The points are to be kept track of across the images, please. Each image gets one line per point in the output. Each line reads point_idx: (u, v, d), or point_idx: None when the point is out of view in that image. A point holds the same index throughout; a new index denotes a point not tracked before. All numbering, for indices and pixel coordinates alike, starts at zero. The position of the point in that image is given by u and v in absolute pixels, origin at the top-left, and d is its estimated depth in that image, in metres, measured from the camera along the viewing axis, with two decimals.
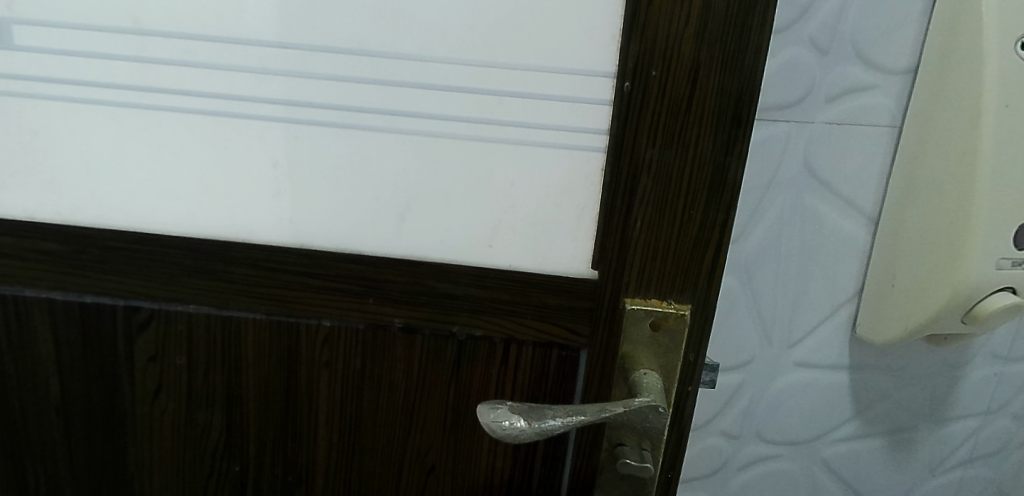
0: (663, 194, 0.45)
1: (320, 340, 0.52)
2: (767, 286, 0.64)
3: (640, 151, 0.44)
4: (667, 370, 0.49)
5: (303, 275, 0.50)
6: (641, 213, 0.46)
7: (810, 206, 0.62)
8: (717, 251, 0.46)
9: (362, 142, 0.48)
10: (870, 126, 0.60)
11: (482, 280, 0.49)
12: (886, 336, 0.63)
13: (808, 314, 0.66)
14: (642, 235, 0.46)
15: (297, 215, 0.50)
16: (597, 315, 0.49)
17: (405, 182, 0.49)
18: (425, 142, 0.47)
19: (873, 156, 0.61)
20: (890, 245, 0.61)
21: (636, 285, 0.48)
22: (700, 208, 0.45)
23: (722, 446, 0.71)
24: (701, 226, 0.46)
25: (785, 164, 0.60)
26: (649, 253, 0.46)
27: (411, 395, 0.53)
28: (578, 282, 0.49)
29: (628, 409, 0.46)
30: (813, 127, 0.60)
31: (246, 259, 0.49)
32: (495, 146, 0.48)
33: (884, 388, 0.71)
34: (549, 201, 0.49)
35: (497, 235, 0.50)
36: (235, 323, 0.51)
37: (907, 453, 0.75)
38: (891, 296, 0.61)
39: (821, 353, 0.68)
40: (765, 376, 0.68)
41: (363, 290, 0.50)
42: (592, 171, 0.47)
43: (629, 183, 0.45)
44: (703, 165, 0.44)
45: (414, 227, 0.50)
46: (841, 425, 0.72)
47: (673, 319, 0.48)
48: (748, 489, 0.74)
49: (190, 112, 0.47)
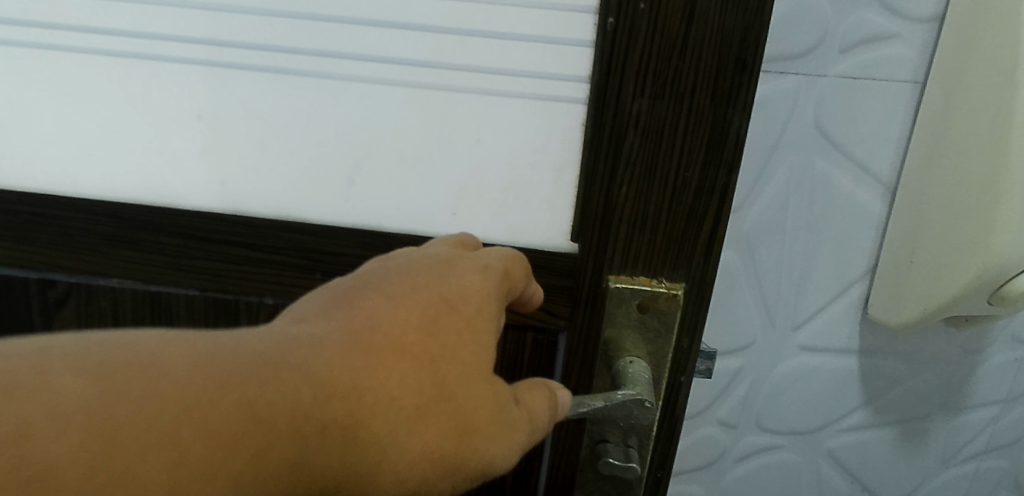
0: (654, 153, 0.38)
1: (261, 321, 0.44)
2: (770, 262, 0.58)
3: (626, 102, 0.38)
4: (656, 359, 0.44)
5: (241, 246, 0.43)
6: (627, 176, 0.39)
7: (822, 172, 0.55)
8: (716, 222, 0.40)
9: (304, 92, 0.41)
10: (888, 82, 0.53)
11: None
12: (901, 318, 0.57)
13: (817, 294, 0.59)
14: (628, 202, 0.40)
15: (231, 177, 0.43)
16: (578, 295, 0.43)
17: (353, 138, 0.42)
18: (376, 92, 0.41)
19: (891, 116, 0.54)
20: (910, 217, 0.55)
21: (622, 261, 0.41)
22: (697, 170, 0.38)
23: (718, 437, 0.64)
24: (697, 191, 0.39)
25: (793, 124, 0.54)
26: (637, 223, 0.40)
27: None
28: (556, 256, 0.42)
29: (610, 404, 0.41)
30: (826, 81, 0.53)
31: (172, 227, 0.43)
32: (456, 97, 0.41)
33: (897, 375, 0.65)
34: (521, 161, 0.42)
35: (462, 203, 0.43)
36: (165, 301, 0.45)
37: (920, 444, 0.70)
38: (909, 274, 0.55)
39: (828, 336, 0.61)
40: (767, 362, 0.62)
41: (309, 264, 0.43)
42: (571, 127, 0.41)
43: (614, 140, 0.39)
44: (700, 120, 0.37)
45: (365, 191, 0.43)
46: (849, 414, 0.66)
47: (663, 300, 0.42)
48: (746, 484, 0.67)
49: (102, 53, 0.41)
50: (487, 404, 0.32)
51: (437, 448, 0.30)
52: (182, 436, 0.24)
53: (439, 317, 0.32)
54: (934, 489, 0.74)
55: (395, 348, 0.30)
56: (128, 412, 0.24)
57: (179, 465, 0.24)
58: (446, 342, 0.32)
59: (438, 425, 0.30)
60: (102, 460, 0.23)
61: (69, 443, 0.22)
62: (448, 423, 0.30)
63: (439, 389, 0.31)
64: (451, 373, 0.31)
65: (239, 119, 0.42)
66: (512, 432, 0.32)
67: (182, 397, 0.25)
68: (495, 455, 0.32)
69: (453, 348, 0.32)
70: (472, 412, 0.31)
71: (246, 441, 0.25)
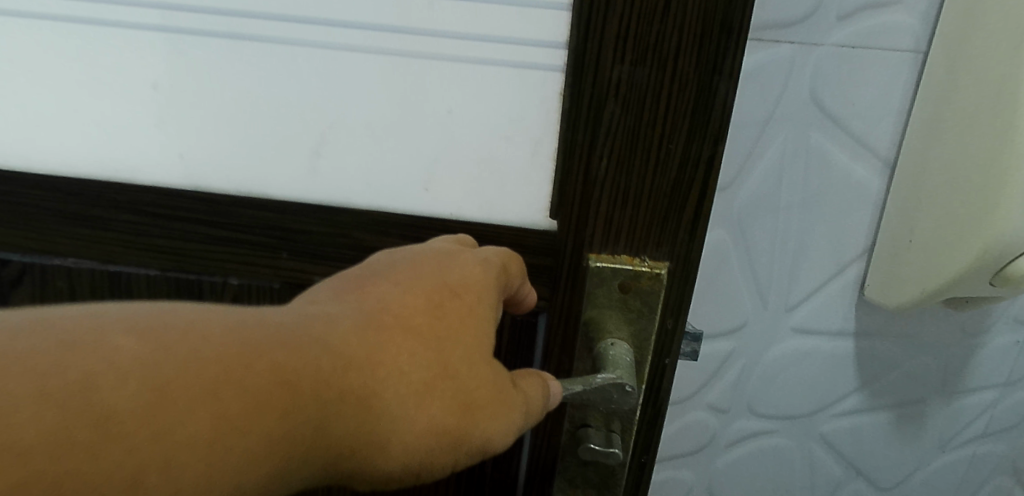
0: (636, 122, 0.36)
1: (227, 301, 0.43)
2: (763, 241, 0.55)
3: (605, 68, 0.35)
4: (640, 342, 0.41)
5: (202, 224, 0.41)
6: (607, 148, 0.37)
7: (818, 147, 0.53)
8: (702, 196, 0.37)
9: (264, 59, 0.39)
10: (888, 51, 0.51)
11: (416, 230, 0.40)
12: (899, 299, 0.54)
13: (811, 275, 0.57)
14: (609, 176, 0.37)
15: (190, 151, 0.41)
16: (558, 275, 0.40)
17: (317, 108, 0.40)
18: (341, 59, 0.38)
19: (891, 87, 0.52)
20: (910, 194, 0.53)
21: (603, 238, 0.39)
22: (681, 141, 0.36)
23: (708, 422, 0.62)
24: (681, 164, 0.37)
25: (788, 95, 0.51)
26: (618, 198, 0.38)
27: None
28: (535, 234, 0.40)
29: (588, 388, 0.39)
30: (823, 50, 0.50)
31: (130, 203, 0.41)
32: (426, 64, 0.38)
33: (894, 357, 0.63)
34: (496, 133, 0.39)
35: (435, 179, 0.41)
36: (124, 281, 0.43)
37: (916, 428, 0.68)
38: (908, 254, 0.53)
39: (823, 318, 0.59)
40: (760, 344, 0.60)
41: (275, 242, 0.41)
42: (548, 97, 0.38)
43: (593, 109, 0.36)
44: (685, 86, 0.35)
45: (331, 165, 0.41)
46: (845, 398, 0.64)
47: (646, 280, 0.39)
48: (737, 470, 0.65)
49: (50, 19, 0.39)
50: (487, 385, 0.33)
51: (440, 423, 0.32)
52: (219, 396, 0.26)
53: (446, 301, 0.34)
54: (930, 474, 0.72)
55: (405, 328, 0.32)
56: (171, 366, 0.26)
57: (216, 421, 0.26)
58: (452, 324, 0.33)
59: (442, 401, 0.32)
60: (151, 409, 0.25)
61: (123, 394, 0.24)
62: (452, 399, 0.32)
63: (445, 367, 0.32)
64: (456, 352, 0.33)
65: (197, 88, 0.40)
66: (510, 413, 0.34)
67: (219, 360, 0.27)
68: (494, 433, 0.33)
69: (459, 329, 0.33)
70: (474, 390, 0.33)
71: (276, 403, 0.27)
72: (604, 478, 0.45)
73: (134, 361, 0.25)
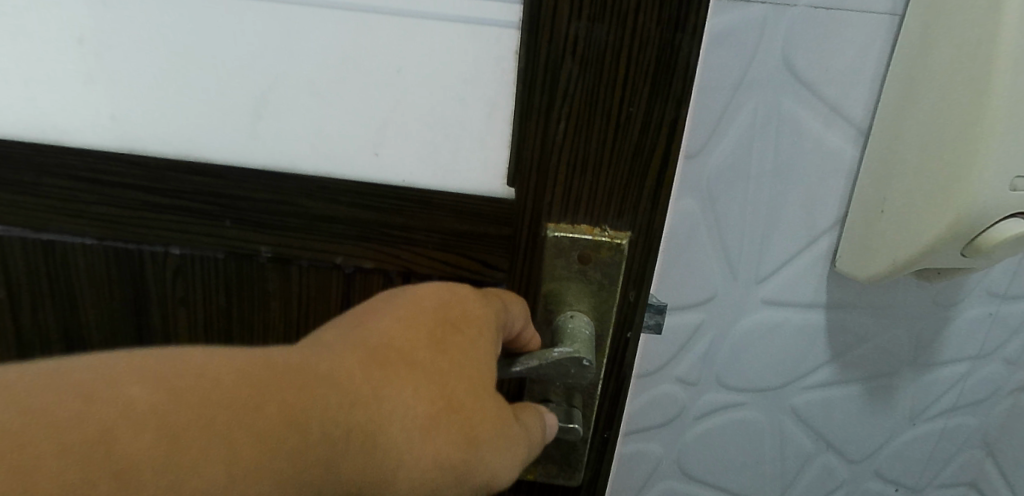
0: (594, 83, 0.34)
1: (169, 273, 0.41)
2: (732, 211, 0.54)
3: (560, 23, 0.33)
4: (601, 314, 0.40)
5: (139, 190, 0.39)
6: (564, 111, 0.35)
7: (789, 114, 0.51)
8: (665, 162, 0.35)
9: (197, 13, 0.37)
10: (863, 14, 0.49)
11: (367, 197, 0.39)
12: (870, 271, 0.53)
13: (782, 245, 0.56)
14: (566, 139, 0.35)
15: (123, 111, 0.39)
16: (516, 245, 0.39)
17: (257, 67, 0.38)
18: (281, 14, 0.36)
19: (866, 52, 0.50)
20: (881, 165, 0.51)
21: (561, 207, 0.37)
22: (642, 104, 0.34)
23: (677, 394, 0.61)
24: (641, 128, 0.35)
25: (759, 60, 0.49)
26: (576, 164, 0.36)
27: (291, 339, 0.43)
28: (491, 203, 0.38)
29: (544, 363, 0.37)
30: (796, 12, 0.48)
31: (59, 168, 0.39)
32: (373, 20, 0.36)
33: (865, 330, 0.62)
34: (448, 94, 0.37)
35: (385, 142, 0.39)
36: (60, 250, 0.41)
37: (887, 400, 0.68)
38: (879, 225, 0.52)
39: (793, 289, 0.58)
40: (729, 315, 0.58)
41: (218, 210, 0.39)
42: (503, 56, 0.36)
43: (550, 70, 0.34)
44: (645, 44, 0.33)
45: (273, 128, 0.39)
46: (815, 370, 0.63)
47: (606, 250, 0.38)
48: (706, 443, 0.64)
49: None
50: (491, 420, 0.32)
51: (449, 460, 0.30)
52: (225, 440, 0.25)
53: (445, 333, 0.32)
54: (901, 447, 0.72)
55: (407, 361, 0.30)
56: (171, 414, 0.24)
57: (228, 467, 0.24)
58: (455, 355, 0.32)
59: (449, 436, 0.30)
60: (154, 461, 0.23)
61: (141, 438, 0.23)
62: (459, 435, 0.30)
63: (452, 401, 0.30)
64: (460, 385, 0.31)
65: (127, 44, 0.37)
66: (512, 446, 0.33)
67: (224, 400, 0.25)
68: (497, 468, 0.32)
69: (462, 359, 0.32)
70: (479, 424, 0.31)
71: (284, 443, 0.26)
72: (565, 454, 0.44)
73: (132, 411, 0.23)
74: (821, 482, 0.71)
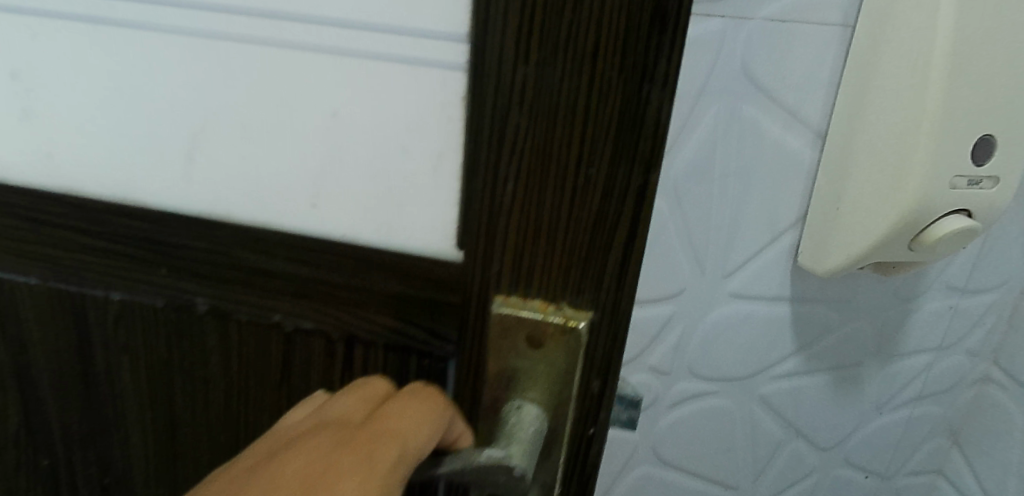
0: (546, 137, 0.30)
1: (114, 317, 0.44)
2: (698, 210, 0.58)
3: (508, 69, 0.29)
4: (559, 405, 0.35)
5: (77, 234, 0.41)
6: (513, 171, 0.31)
7: (750, 119, 0.55)
8: (632, 238, 0.31)
9: (133, 51, 0.36)
10: (817, 25, 0.52)
11: (300, 255, 0.38)
12: (829, 266, 0.57)
13: (746, 242, 0.60)
14: (516, 201, 0.31)
15: (58, 150, 0.40)
16: (465, 317, 0.36)
17: (189, 107, 0.37)
18: (211, 53, 0.35)
19: (823, 60, 0.53)
20: (837, 167, 0.55)
21: (513, 279, 0.34)
22: (602, 166, 0.30)
23: (651, 383, 0.65)
24: (603, 194, 0.30)
25: (719, 68, 0.53)
26: (527, 230, 0.32)
27: (234, 388, 0.44)
28: (433, 264, 0.36)
29: (469, 464, 0.33)
30: (753, 25, 0.52)
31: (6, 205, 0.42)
32: (303, 59, 0.34)
33: (830, 322, 0.66)
34: (385, 144, 0.35)
35: (322, 195, 0.37)
36: (10, 285, 0.45)
37: (853, 390, 0.71)
38: (836, 223, 0.55)
39: (759, 284, 0.62)
40: (698, 308, 0.62)
41: (152, 258, 0.40)
42: (450, 103, 0.33)
43: (498, 119, 0.30)
44: (607, 95, 0.28)
45: (204, 170, 0.38)
46: (783, 361, 0.66)
47: (557, 334, 0.33)
48: (679, 429, 0.68)
49: None
50: None
51: None
52: None
53: None
54: (869, 436, 0.76)
55: None
56: None
57: None
58: None
59: None
60: None
61: None
62: None
63: None
64: None
65: (63, 86, 0.38)
66: None
67: None
68: None
69: None
70: None
71: None
72: None
73: None
74: (792, 469, 0.74)
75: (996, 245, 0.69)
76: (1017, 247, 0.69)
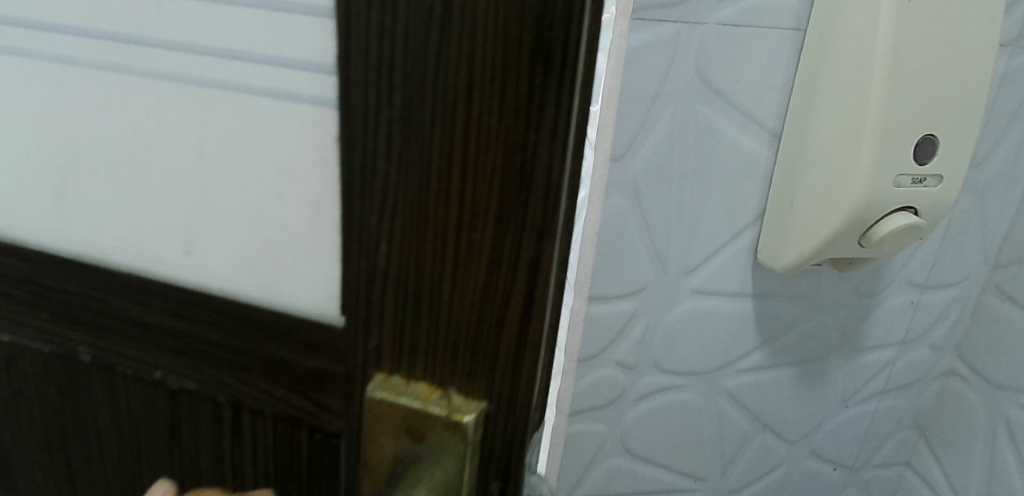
0: (417, 195, 0.30)
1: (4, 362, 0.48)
2: (657, 209, 0.59)
3: (379, 123, 0.30)
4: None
5: None
6: (387, 235, 0.32)
7: (706, 120, 0.56)
8: (524, 310, 0.31)
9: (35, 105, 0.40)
10: (770, 28, 0.54)
11: (184, 309, 0.40)
12: (785, 262, 0.60)
13: (706, 239, 0.61)
14: (392, 266, 0.32)
15: None
16: (352, 385, 0.36)
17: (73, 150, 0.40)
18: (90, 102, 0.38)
19: (775, 62, 0.55)
20: (791, 166, 0.57)
21: (387, 354, 0.34)
22: (486, 232, 0.30)
23: (617, 378, 0.65)
24: (490, 262, 0.30)
25: (674, 71, 0.54)
26: (403, 302, 0.33)
27: (128, 444, 0.46)
28: (310, 325, 0.37)
29: None
30: (706, 29, 0.53)
31: None
32: (177, 97, 0.36)
33: (792, 317, 0.68)
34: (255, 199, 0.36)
35: (205, 243, 0.39)
36: None
37: (818, 384, 0.73)
38: (790, 220, 0.58)
39: (719, 280, 0.64)
40: (661, 304, 0.63)
41: (43, 302, 0.44)
42: (321, 147, 0.33)
43: (367, 179, 0.31)
44: (486, 154, 0.29)
45: (83, 203, 0.41)
46: (747, 355, 0.68)
47: (439, 425, 0.33)
48: (646, 422, 0.69)
49: None
50: None
51: None
52: None
53: None
54: (835, 428, 0.77)
55: None
56: None
57: None
58: None
59: None
60: None
61: None
62: None
63: None
64: None
65: None
66: None
67: None
68: None
69: None
70: None
71: None
72: None
73: None
74: (759, 462, 0.76)
75: (955, 239, 0.70)
76: (973, 241, 0.71)
